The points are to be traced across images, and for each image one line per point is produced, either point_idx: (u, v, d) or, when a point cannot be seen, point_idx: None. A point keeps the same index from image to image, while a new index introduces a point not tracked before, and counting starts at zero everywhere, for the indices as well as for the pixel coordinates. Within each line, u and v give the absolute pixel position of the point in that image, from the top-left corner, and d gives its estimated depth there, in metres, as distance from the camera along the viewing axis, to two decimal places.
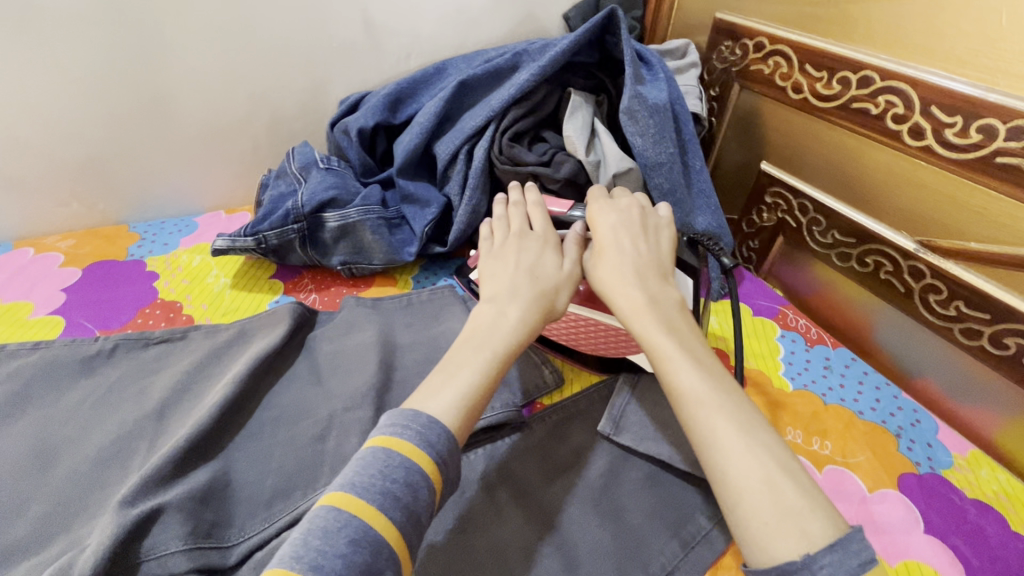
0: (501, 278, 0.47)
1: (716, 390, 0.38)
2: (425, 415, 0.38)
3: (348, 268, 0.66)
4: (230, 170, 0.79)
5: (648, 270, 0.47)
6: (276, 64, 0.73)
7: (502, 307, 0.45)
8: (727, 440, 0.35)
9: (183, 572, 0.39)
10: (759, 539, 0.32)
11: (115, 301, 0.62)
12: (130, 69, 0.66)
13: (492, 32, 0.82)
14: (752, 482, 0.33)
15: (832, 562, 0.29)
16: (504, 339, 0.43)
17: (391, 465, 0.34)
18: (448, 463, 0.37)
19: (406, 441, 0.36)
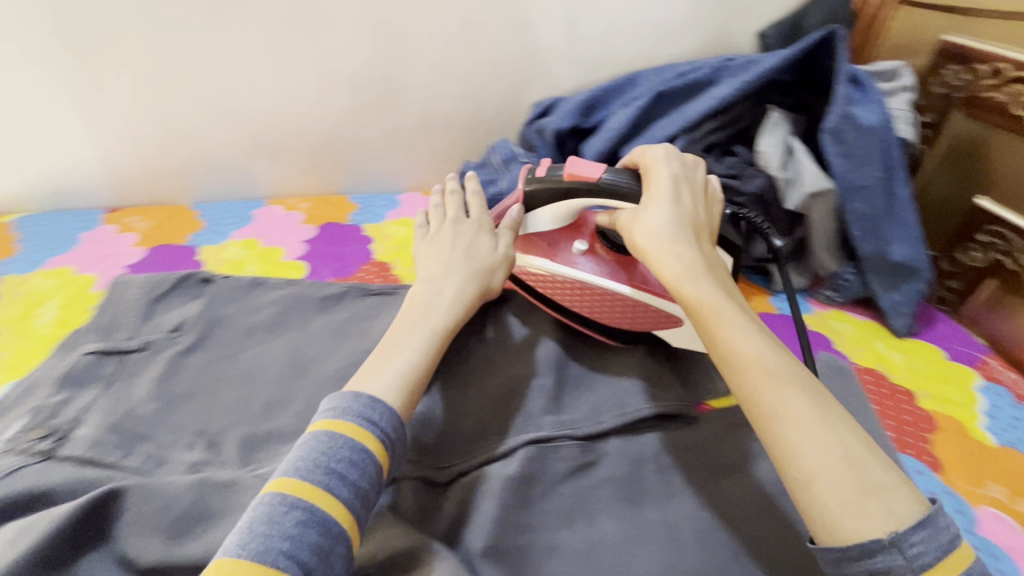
0: (438, 260, 0.58)
1: (781, 359, 0.38)
2: (365, 396, 0.43)
3: None
4: (430, 157, 0.89)
5: (691, 234, 0.48)
6: (487, 67, 0.81)
7: (442, 285, 0.55)
8: (804, 414, 0.35)
9: (410, 477, 0.47)
10: (835, 514, 0.32)
11: (343, 257, 0.75)
12: (376, 66, 0.78)
13: (685, 46, 0.84)
14: (829, 454, 0.34)
15: (923, 540, 0.31)
16: (443, 315, 0.52)
17: (336, 446, 0.39)
18: (393, 445, 0.42)
19: (355, 424, 0.40)
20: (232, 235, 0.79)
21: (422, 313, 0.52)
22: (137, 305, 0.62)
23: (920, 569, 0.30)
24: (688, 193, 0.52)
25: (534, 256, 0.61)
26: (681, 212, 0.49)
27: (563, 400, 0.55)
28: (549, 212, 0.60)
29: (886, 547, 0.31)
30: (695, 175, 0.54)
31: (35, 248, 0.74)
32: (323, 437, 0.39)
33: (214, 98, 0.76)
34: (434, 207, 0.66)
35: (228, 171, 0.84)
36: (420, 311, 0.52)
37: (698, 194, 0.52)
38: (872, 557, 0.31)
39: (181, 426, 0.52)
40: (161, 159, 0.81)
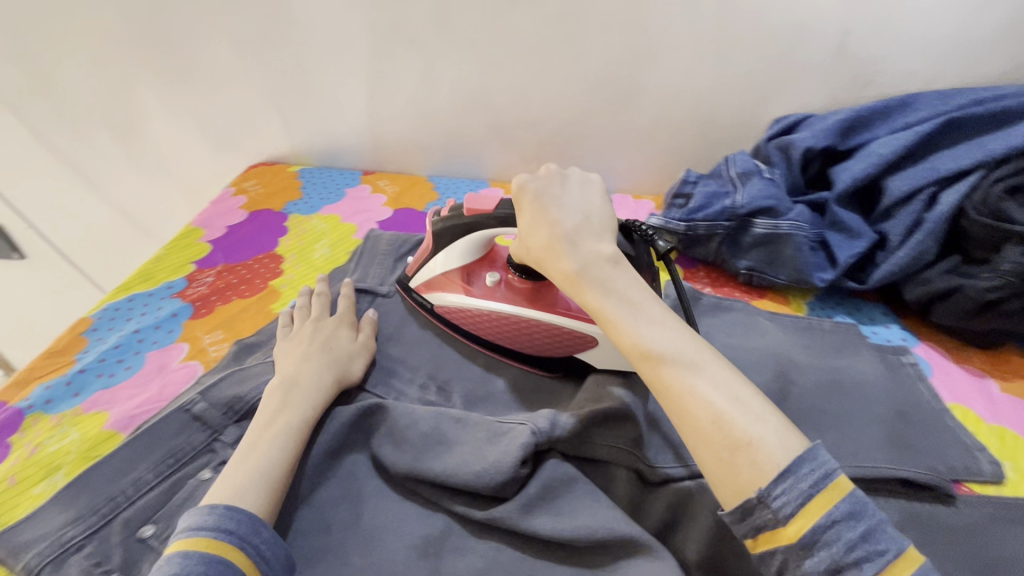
0: (295, 356, 0.52)
1: (664, 341, 0.40)
2: (221, 507, 0.38)
3: (750, 274, 0.69)
4: (649, 162, 0.89)
5: (582, 234, 0.48)
6: (735, 78, 0.79)
7: (299, 373, 0.50)
8: (680, 384, 0.38)
9: (624, 467, 0.46)
10: (725, 479, 0.35)
11: None
12: (622, 71, 0.80)
13: (981, 72, 0.72)
14: (705, 422, 0.36)
15: (785, 492, 0.32)
16: (308, 399, 0.48)
17: (191, 564, 0.35)
18: (268, 560, 0.38)
19: (203, 537, 0.36)
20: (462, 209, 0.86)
21: (288, 398, 0.47)
22: (387, 256, 0.72)
23: (787, 520, 0.32)
24: (559, 204, 0.50)
25: (455, 294, 0.61)
26: (575, 206, 0.50)
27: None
28: (453, 252, 0.61)
29: (757, 504, 0.33)
30: (567, 194, 0.51)
31: (312, 195, 0.89)
32: (175, 558, 0.35)
33: (471, 85, 0.85)
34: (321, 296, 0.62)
35: (465, 153, 0.94)
36: (285, 388, 0.48)
37: (589, 195, 0.51)
38: (751, 515, 0.33)
39: (416, 366, 0.59)
40: (413, 136, 0.93)
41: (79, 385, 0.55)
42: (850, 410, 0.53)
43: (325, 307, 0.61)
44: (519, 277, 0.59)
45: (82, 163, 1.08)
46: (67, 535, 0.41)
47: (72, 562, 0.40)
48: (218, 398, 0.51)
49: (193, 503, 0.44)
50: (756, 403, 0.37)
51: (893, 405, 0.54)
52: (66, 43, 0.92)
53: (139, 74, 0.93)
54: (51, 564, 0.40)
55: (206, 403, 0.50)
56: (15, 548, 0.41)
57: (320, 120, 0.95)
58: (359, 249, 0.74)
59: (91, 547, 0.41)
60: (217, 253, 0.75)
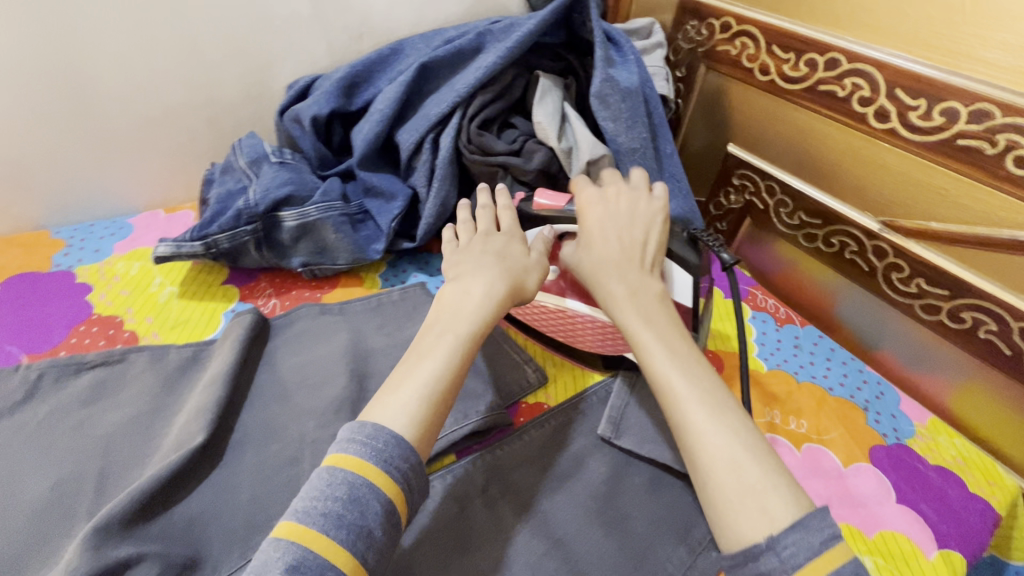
0: (473, 260, 0.48)
1: (686, 381, 0.40)
2: (385, 431, 0.36)
3: (310, 270, 0.62)
4: (166, 165, 0.71)
5: (630, 267, 0.47)
6: (213, 49, 0.65)
7: (467, 284, 0.45)
8: (696, 427, 0.38)
9: None
10: (729, 525, 0.35)
11: (45, 318, 0.56)
12: (43, 59, 0.58)
13: (451, 10, 0.75)
14: (720, 465, 0.36)
15: (796, 541, 0.32)
16: (471, 318, 0.42)
17: (332, 483, 0.34)
18: (411, 485, 0.36)
19: (355, 455, 0.35)
20: None
21: (457, 306, 0.44)
22: None
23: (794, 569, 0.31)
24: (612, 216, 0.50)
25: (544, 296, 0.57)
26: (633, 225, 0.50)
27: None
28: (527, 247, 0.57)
29: (762, 550, 0.33)
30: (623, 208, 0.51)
31: None
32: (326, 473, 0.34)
33: None
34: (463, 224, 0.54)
35: None
36: (456, 297, 0.44)
37: (626, 203, 0.51)
38: (757, 561, 0.33)
39: None
40: None
41: None
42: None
43: (491, 220, 0.53)
44: None
45: None
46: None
47: None
48: None
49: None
50: (775, 460, 0.37)
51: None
52: None
53: None
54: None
55: None
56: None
57: None
58: None
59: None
60: None
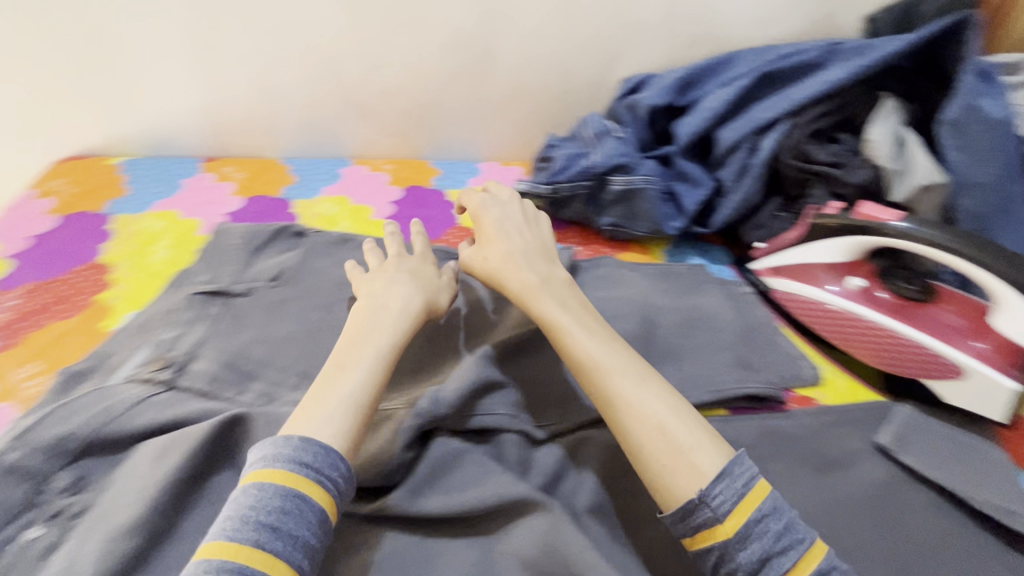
0: (398, 284, 0.53)
1: (612, 358, 0.46)
2: (296, 438, 0.39)
3: (614, 230, 0.73)
4: (514, 128, 0.90)
5: (534, 258, 0.55)
6: (581, 41, 0.81)
7: (388, 298, 0.51)
8: (625, 397, 0.44)
9: (510, 431, 0.49)
10: (666, 484, 0.40)
11: (429, 218, 0.76)
12: (474, 33, 0.79)
13: (786, 29, 0.81)
14: (647, 427, 0.42)
15: (722, 491, 0.39)
16: (393, 323, 0.48)
17: (263, 496, 0.36)
18: (341, 491, 0.39)
19: (284, 469, 0.37)
20: (324, 191, 0.80)
21: (373, 317, 0.49)
22: (239, 252, 0.65)
23: (723, 516, 0.38)
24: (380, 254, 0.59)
25: (835, 299, 0.61)
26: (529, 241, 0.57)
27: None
28: (832, 249, 0.61)
29: (697, 505, 0.39)
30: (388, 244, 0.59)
31: (141, 189, 0.77)
32: (252, 491, 0.36)
33: (319, 57, 0.78)
34: (392, 239, 0.60)
35: (319, 132, 0.86)
36: (373, 308, 0.50)
37: (525, 214, 0.60)
38: (694, 515, 0.39)
39: (285, 365, 0.54)
40: (257, 113, 0.83)
41: None
42: (699, 345, 0.59)
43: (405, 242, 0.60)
44: (886, 291, 0.60)
45: None
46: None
47: None
48: (40, 441, 0.43)
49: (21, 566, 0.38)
50: (695, 419, 0.43)
51: (735, 331, 0.62)
52: None
53: None
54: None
55: (24, 450, 0.43)
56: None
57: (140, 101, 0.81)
58: (208, 244, 0.67)
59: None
60: (25, 271, 0.63)
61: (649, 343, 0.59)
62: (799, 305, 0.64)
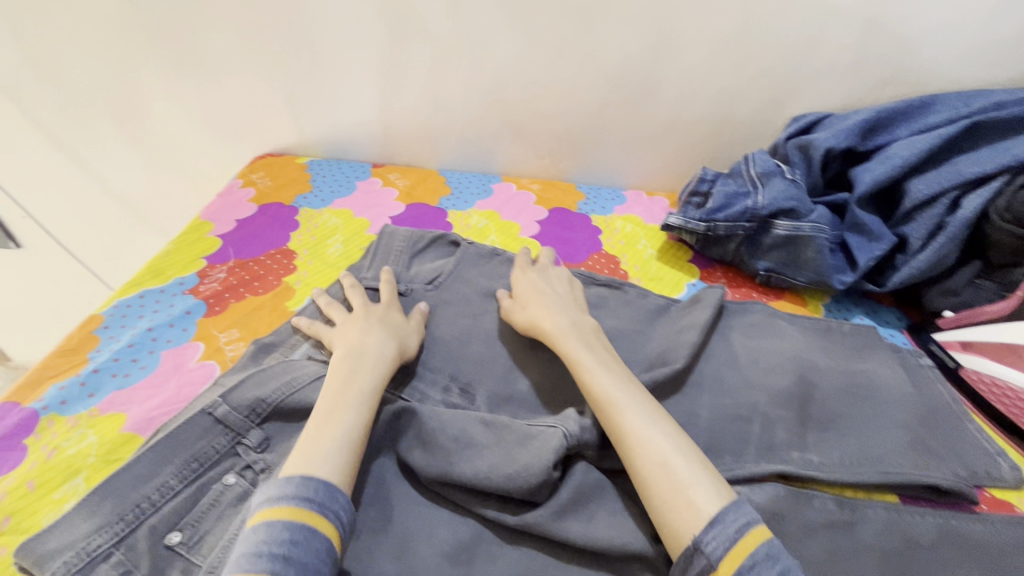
0: (373, 338, 0.54)
1: (624, 395, 0.48)
2: (297, 477, 0.40)
3: (769, 275, 0.69)
4: (664, 158, 0.89)
5: (567, 307, 0.59)
6: (753, 76, 0.78)
7: (364, 345, 0.53)
8: (634, 431, 0.45)
9: None
10: (667, 522, 0.40)
11: (573, 241, 0.77)
12: (642, 63, 0.78)
13: (998, 73, 0.73)
14: (652, 464, 0.43)
15: (716, 537, 0.38)
16: (372, 373, 0.50)
17: (274, 530, 0.37)
18: (345, 524, 0.40)
19: (289, 506, 0.38)
20: (476, 204, 0.84)
21: (356, 367, 0.50)
22: (399, 256, 0.70)
23: (718, 564, 0.37)
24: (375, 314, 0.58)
25: None
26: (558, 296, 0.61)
27: (808, 438, 0.52)
28: None
29: (693, 551, 0.38)
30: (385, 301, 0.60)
31: (321, 188, 0.87)
32: (261, 526, 0.37)
33: (488, 79, 0.83)
34: (352, 290, 0.62)
35: (477, 148, 0.92)
36: (353, 359, 0.51)
37: (560, 279, 0.65)
38: (692, 565, 0.38)
39: (437, 366, 0.58)
40: (424, 126, 0.90)
41: (93, 386, 0.54)
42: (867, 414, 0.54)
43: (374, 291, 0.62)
44: None
45: (75, 145, 1.02)
46: (92, 545, 0.40)
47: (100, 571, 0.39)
48: (240, 400, 0.50)
49: (219, 509, 0.44)
50: (701, 462, 0.43)
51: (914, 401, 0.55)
52: (61, 26, 0.86)
53: (135, 56, 0.88)
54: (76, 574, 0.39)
55: (228, 406, 0.49)
56: (39, 559, 0.39)
57: (329, 110, 0.91)
58: (372, 245, 0.72)
59: (118, 556, 0.40)
60: (228, 248, 0.74)
61: (806, 404, 0.54)
62: (1003, 395, 0.55)
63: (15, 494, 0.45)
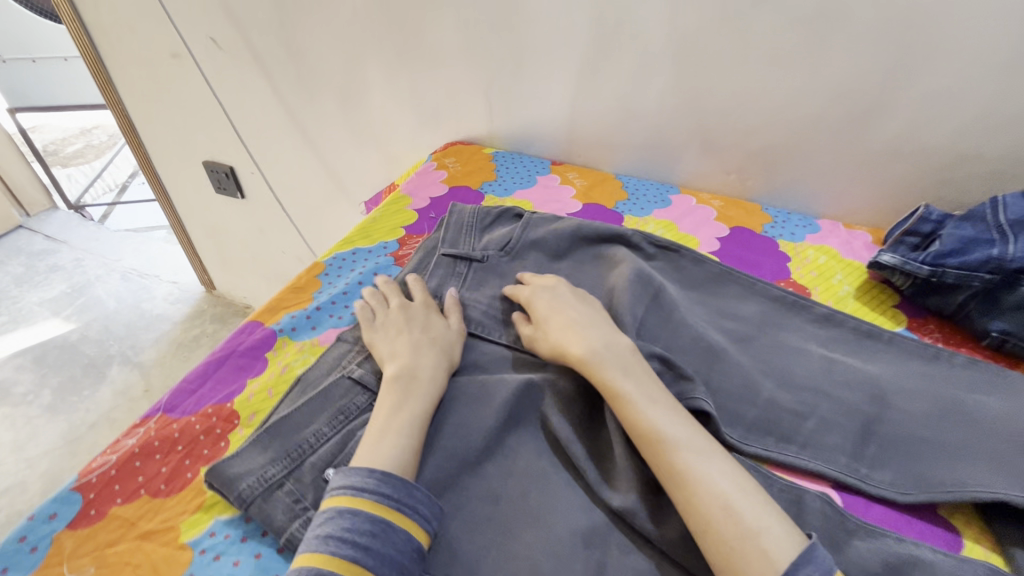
0: (422, 358, 0.55)
1: (681, 431, 0.47)
2: (377, 473, 0.44)
3: (1004, 339, 0.59)
4: (872, 190, 0.80)
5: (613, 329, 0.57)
6: (1012, 112, 0.68)
7: (415, 364, 0.54)
8: (695, 470, 0.44)
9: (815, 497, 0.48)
10: (734, 567, 0.39)
11: (758, 265, 0.73)
12: (868, 85, 0.72)
13: None
14: (714, 508, 0.42)
15: None
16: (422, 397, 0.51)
17: (356, 521, 0.41)
18: (425, 517, 0.43)
19: (370, 499, 0.42)
20: (652, 212, 0.83)
21: (409, 390, 0.51)
22: (474, 228, 0.74)
23: None
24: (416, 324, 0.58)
25: None
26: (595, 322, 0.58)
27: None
28: None
29: None
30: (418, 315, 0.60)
31: (505, 178, 0.92)
32: (345, 514, 0.41)
33: (687, 91, 0.82)
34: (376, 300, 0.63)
35: (657, 158, 0.91)
36: (404, 381, 0.52)
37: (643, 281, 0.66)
38: None
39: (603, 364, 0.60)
40: (609, 132, 0.92)
41: (316, 320, 0.64)
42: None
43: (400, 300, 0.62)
44: None
45: (304, 117, 1.20)
46: (269, 473, 0.46)
47: (277, 495, 0.45)
48: (373, 365, 0.56)
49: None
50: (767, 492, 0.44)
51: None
52: (318, 17, 1.02)
53: (369, 46, 1.01)
54: (261, 496, 0.44)
55: (363, 369, 0.55)
56: (226, 480, 0.45)
57: (522, 107, 0.96)
58: (444, 222, 0.75)
59: (289, 485, 0.46)
60: (423, 221, 0.81)
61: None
62: None
63: (259, 396, 0.54)
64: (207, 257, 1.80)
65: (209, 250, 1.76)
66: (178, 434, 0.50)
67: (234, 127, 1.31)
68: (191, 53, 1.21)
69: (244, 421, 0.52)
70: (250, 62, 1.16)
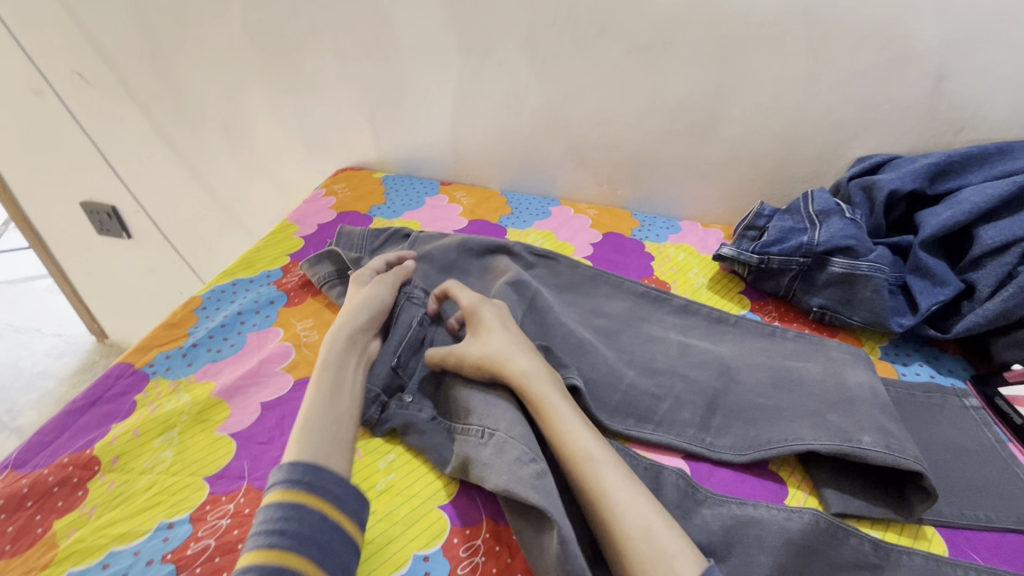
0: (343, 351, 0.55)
1: (603, 449, 0.48)
2: (288, 466, 0.43)
3: (823, 313, 0.69)
4: (721, 192, 0.91)
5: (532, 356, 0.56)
6: (817, 119, 0.80)
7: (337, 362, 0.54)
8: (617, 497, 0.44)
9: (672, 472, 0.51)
10: None
11: (626, 266, 0.80)
12: (704, 100, 0.82)
13: None
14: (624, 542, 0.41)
15: None
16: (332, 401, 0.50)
17: (272, 514, 0.40)
18: (340, 496, 0.43)
19: (279, 490, 0.42)
20: (534, 224, 0.89)
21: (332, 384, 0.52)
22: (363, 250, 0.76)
23: None
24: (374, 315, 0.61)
25: None
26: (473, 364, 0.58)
27: (838, 480, 0.52)
28: None
29: None
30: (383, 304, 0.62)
31: (394, 201, 0.95)
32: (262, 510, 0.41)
33: (554, 110, 0.89)
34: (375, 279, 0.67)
35: (539, 174, 0.97)
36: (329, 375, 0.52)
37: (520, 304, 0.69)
38: None
39: None
40: (493, 151, 0.97)
41: (191, 356, 0.62)
42: (860, 420, 0.54)
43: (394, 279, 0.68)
44: None
45: (187, 149, 1.17)
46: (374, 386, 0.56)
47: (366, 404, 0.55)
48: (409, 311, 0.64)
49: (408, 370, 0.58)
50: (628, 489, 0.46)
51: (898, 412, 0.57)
52: (192, 48, 1.00)
53: (248, 76, 1.01)
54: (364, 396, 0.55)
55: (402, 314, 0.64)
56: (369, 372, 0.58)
57: (407, 131, 0.99)
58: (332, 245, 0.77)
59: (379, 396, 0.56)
60: (308, 248, 0.82)
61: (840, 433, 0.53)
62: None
63: (123, 438, 0.52)
64: (94, 303, 1.66)
65: (95, 295, 1.63)
66: (26, 489, 0.47)
67: (110, 162, 1.24)
68: (53, 86, 1.14)
69: (106, 466, 0.50)
70: (124, 95, 1.11)
